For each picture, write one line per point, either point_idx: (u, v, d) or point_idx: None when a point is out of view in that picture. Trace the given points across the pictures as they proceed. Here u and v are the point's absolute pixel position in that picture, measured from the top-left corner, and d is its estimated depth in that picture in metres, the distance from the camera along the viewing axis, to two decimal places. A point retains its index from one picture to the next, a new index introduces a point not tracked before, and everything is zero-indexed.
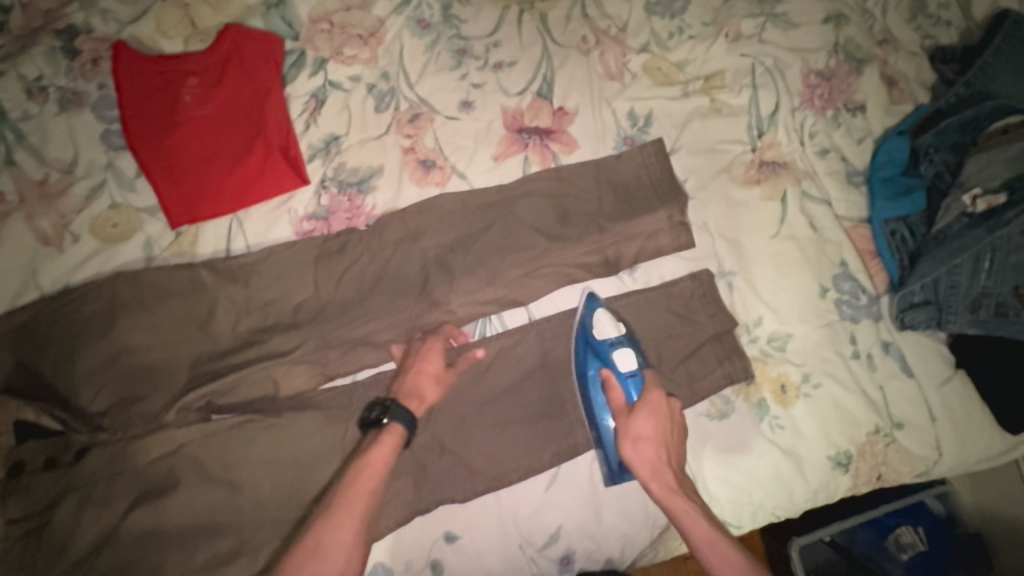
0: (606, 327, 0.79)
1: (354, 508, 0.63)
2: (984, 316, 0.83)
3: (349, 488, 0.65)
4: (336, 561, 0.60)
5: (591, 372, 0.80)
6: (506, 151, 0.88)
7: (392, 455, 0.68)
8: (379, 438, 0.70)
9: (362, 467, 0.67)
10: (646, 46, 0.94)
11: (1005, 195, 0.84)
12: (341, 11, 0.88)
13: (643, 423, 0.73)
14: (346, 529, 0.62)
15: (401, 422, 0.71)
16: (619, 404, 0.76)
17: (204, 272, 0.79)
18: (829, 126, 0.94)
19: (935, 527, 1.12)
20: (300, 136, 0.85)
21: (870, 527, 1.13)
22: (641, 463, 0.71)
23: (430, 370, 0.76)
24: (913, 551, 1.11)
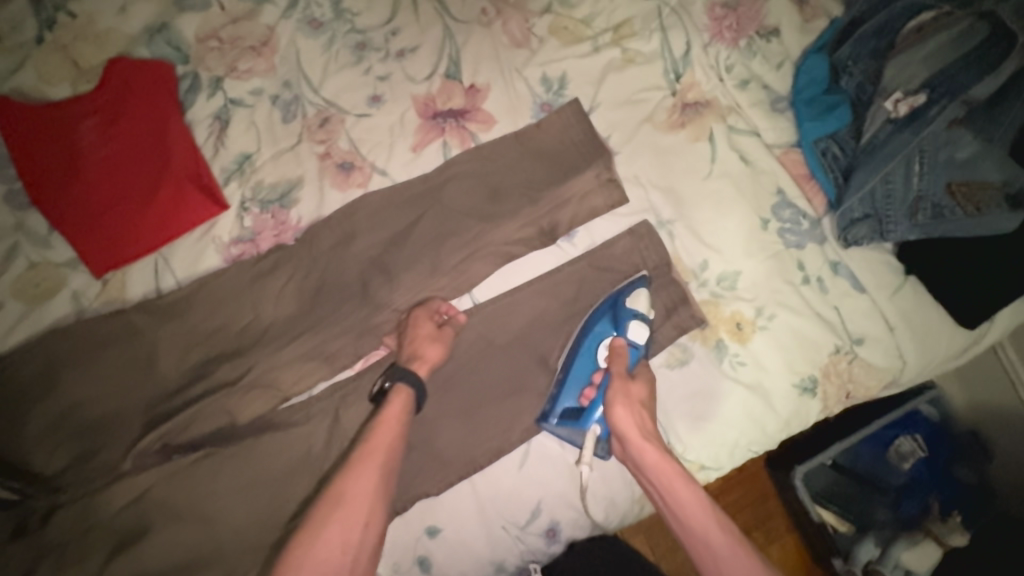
0: (642, 302, 0.81)
1: (375, 459, 0.65)
2: (923, 220, 0.83)
3: (370, 438, 0.67)
4: (359, 510, 0.62)
5: (599, 330, 0.81)
6: (424, 140, 0.86)
7: (405, 412, 0.71)
8: (388, 398, 0.72)
9: (378, 424, 0.69)
10: (549, 7, 0.92)
11: (925, 95, 0.84)
12: (228, 25, 0.86)
13: (640, 393, 0.77)
14: (368, 477, 0.64)
15: (407, 381, 0.73)
16: (619, 371, 0.78)
17: (137, 316, 0.77)
18: (745, 56, 0.93)
19: (931, 432, 1.18)
20: (210, 161, 0.83)
21: (873, 442, 1.18)
22: (626, 422, 0.74)
23: (424, 334, 0.77)
24: (914, 458, 1.16)
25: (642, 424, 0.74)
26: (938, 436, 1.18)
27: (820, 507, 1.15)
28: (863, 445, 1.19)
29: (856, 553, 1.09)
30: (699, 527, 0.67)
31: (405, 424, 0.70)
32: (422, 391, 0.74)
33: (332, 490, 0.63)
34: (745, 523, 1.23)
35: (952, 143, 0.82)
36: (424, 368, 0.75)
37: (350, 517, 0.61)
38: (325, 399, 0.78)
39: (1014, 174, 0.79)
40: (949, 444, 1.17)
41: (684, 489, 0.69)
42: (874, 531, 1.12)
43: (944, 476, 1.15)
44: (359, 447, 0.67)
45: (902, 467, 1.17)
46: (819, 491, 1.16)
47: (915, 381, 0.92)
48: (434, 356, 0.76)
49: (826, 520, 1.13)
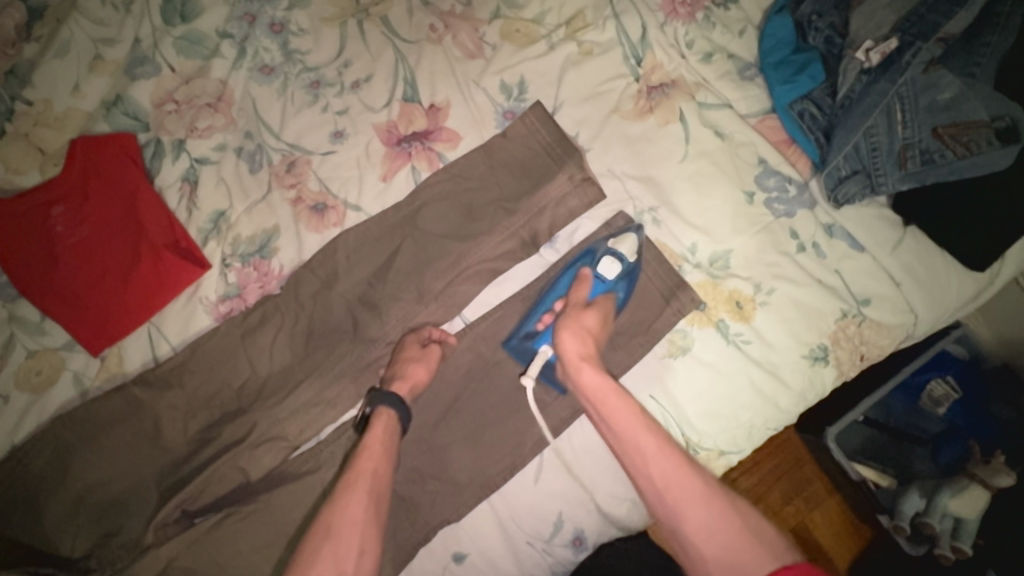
0: (624, 245, 0.80)
1: (359, 488, 0.66)
2: (913, 168, 0.80)
3: (352, 469, 0.68)
4: (352, 539, 0.62)
5: (574, 263, 0.82)
6: (392, 168, 0.85)
7: (388, 436, 0.72)
8: (370, 423, 0.73)
9: (361, 450, 0.70)
10: (497, 13, 0.90)
11: (896, 40, 0.82)
12: (182, 85, 0.86)
13: (592, 321, 0.77)
14: (357, 506, 0.65)
15: (385, 404, 0.74)
16: (578, 296, 0.79)
17: (137, 390, 0.78)
18: (704, 29, 0.90)
19: (963, 371, 1.14)
20: (186, 224, 0.83)
21: (904, 392, 1.15)
22: (572, 345, 0.75)
23: (407, 356, 0.77)
24: (948, 402, 1.12)
25: (585, 344, 0.75)
26: (971, 374, 1.14)
27: (859, 464, 1.10)
28: (895, 395, 1.15)
29: (900, 506, 1.05)
30: (633, 441, 0.67)
31: (390, 447, 0.71)
32: (403, 412, 0.74)
33: (321, 522, 0.64)
34: (783, 494, 1.20)
35: (932, 85, 0.80)
36: (406, 386, 0.75)
37: (340, 550, 0.61)
38: (334, 443, 0.79)
39: (1002, 109, 0.75)
40: (982, 382, 1.13)
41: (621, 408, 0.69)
42: (917, 482, 1.07)
43: (981, 415, 1.10)
44: (344, 476, 0.68)
45: (936, 412, 1.13)
46: (852, 449, 1.13)
47: (928, 332, 0.90)
48: (418, 375, 0.75)
49: (868, 477, 1.08)
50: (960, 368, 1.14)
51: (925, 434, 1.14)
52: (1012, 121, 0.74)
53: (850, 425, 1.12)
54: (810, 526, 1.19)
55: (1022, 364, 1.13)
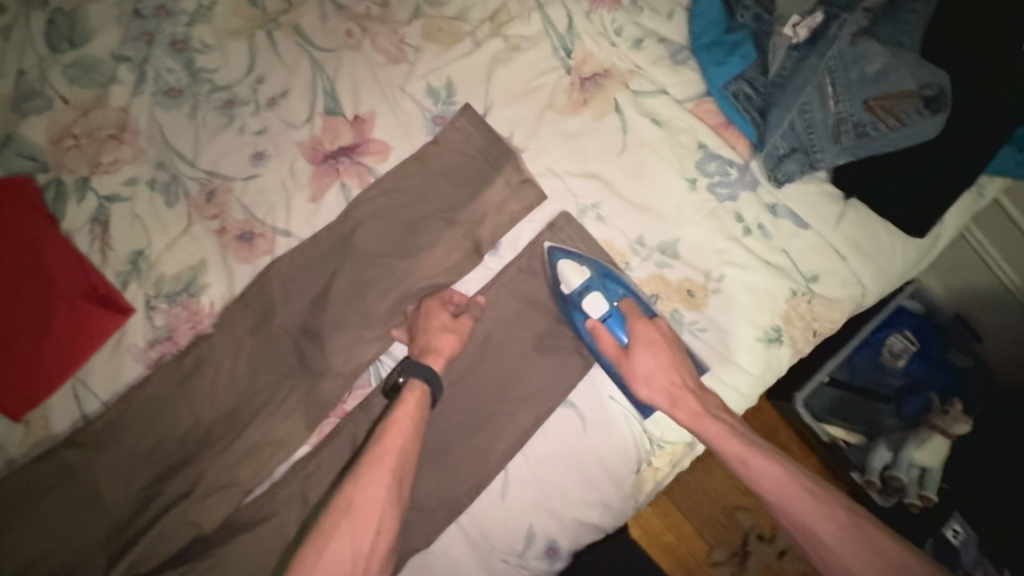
0: (573, 274, 0.79)
1: (384, 465, 0.67)
2: (849, 142, 0.80)
3: (378, 445, 0.68)
4: (370, 517, 0.65)
5: (579, 323, 0.80)
6: (321, 188, 0.80)
7: (417, 413, 0.71)
8: (401, 396, 0.72)
9: (389, 425, 0.70)
10: (417, 12, 0.86)
11: (821, 14, 0.82)
12: (79, 118, 0.79)
13: (644, 364, 0.76)
14: (380, 484, 0.67)
15: (419, 378, 0.73)
16: (613, 348, 0.78)
17: (69, 453, 0.73)
18: (632, 15, 0.88)
19: (919, 324, 1.17)
20: (102, 268, 0.77)
21: (867, 349, 1.15)
22: (659, 396, 0.76)
23: (438, 325, 0.75)
24: (908, 355, 1.15)
25: (666, 374, 0.76)
26: (928, 326, 1.17)
27: (828, 424, 1.13)
28: (858, 354, 1.16)
29: (870, 462, 1.08)
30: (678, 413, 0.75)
31: (418, 423, 0.71)
32: (435, 387, 0.74)
33: (340, 499, 0.66)
34: None
35: (860, 57, 0.80)
36: (440, 360, 0.75)
37: (358, 527, 0.65)
38: (289, 483, 0.75)
39: (929, 76, 0.76)
40: (937, 334, 1.16)
41: (804, 496, 0.70)
42: (883, 437, 1.09)
43: (940, 363, 1.14)
44: (369, 451, 0.68)
45: (898, 366, 1.15)
46: (821, 410, 1.14)
47: (878, 299, 0.90)
48: (449, 347, 0.75)
49: (835, 436, 1.11)
50: (915, 321, 1.17)
51: (888, 390, 1.15)
52: (939, 89, 0.76)
53: (816, 389, 1.14)
54: None
55: (975, 313, 1.16)
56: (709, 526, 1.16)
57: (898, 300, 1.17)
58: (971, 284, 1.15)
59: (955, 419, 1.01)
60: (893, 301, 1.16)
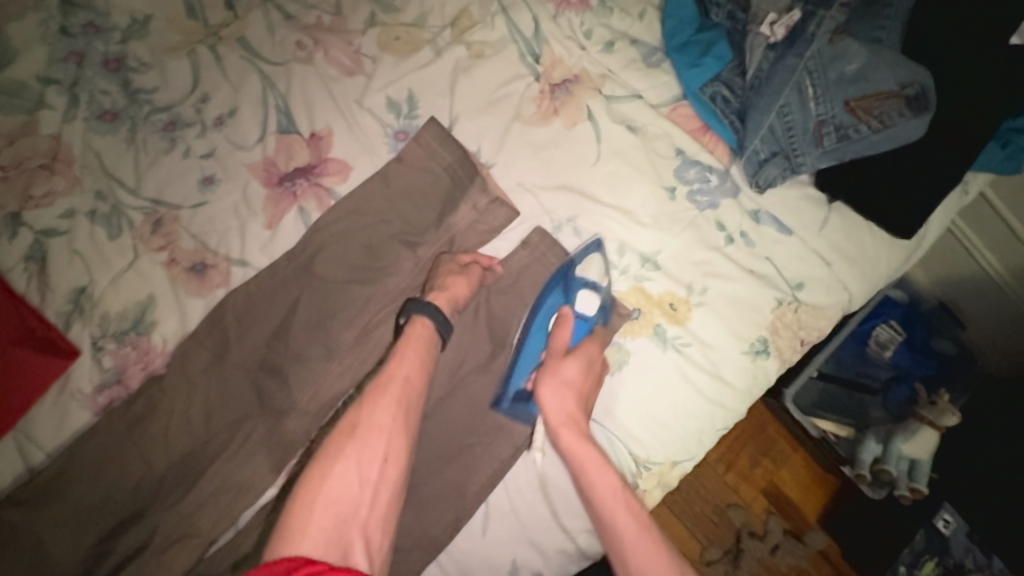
0: (592, 270, 0.78)
1: (388, 390, 0.65)
2: (831, 145, 0.77)
3: (383, 370, 0.67)
4: (376, 445, 0.62)
5: (552, 300, 0.77)
6: (277, 213, 0.75)
7: (427, 341, 0.70)
8: (404, 330, 0.71)
9: (395, 352, 0.68)
10: (372, 20, 0.80)
11: (799, 11, 0.78)
12: (4, 147, 0.72)
13: (572, 372, 0.72)
14: (384, 410, 0.64)
15: (426, 314, 0.70)
16: (561, 343, 0.75)
17: (11, 512, 0.67)
18: (601, 16, 0.83)
19: (905, 315, 1.15)
20: (40, 310, 0.71)
21: (855, 340, 1.13)
22: (557, 409, 0.70)
23: (449, 269, 0.74)
24: (894, 345, 1.13)
25: (570, 405, 0.71)
26: (913, 316, 1.16)
27: (817, 419, 1.10)
28: (845, 347, 1.14)
29: (860, 455, 1.05)
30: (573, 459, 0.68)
31: (426, 358, 0.69)
32: (444, 325, 0.71)
33: (346, 424, 0.63)
34: (750, 457, 1.19)
35: (838, 56, 0.76)
36: (445, 298, 0.72)
37: (366, 452, 0.61)
38: (255, 532, 0.71)
39: (910, 75, 0.73)
40: (922, 323, 1.15)
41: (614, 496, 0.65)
42: (872, 429, 1.07)
43: (927, 352, 1.12)
44: (377, 374, 0.67)
45: (885, 356, 1.13)
46: (810, 405, 1.11)
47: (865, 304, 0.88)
48: (460, 291, 0.73)
49: (826, 430, 1.09)
50: (901, 311, 1.15)
51: (876, 382, 1.12)
52: (920, 87, 0.73)
53: (806, 385, 1.11)
54: (779, 485, 1.18)
55: (960, 303, 1.15)
56: (702, 526, 1.14)
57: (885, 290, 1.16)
58: (956, 274, 1.13)
59: (942, 409, 1.02)
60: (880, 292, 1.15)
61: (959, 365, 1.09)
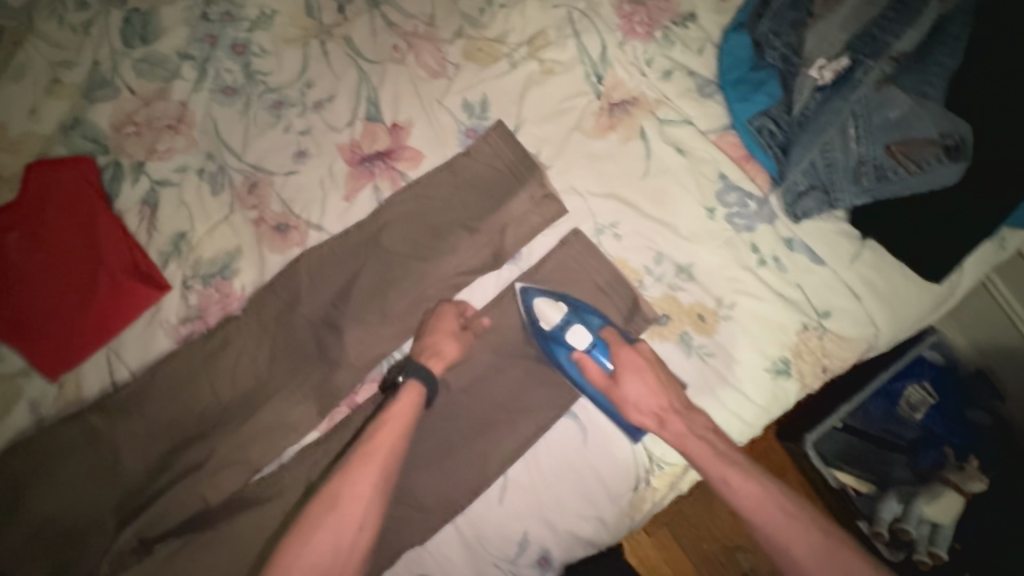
0: (550, 311, 0.82)
1: (371, 463, 0.71)
2: (868, 184, 0.82)
3: (368, 443, 0.72)
4: (352, 513, 0.68)
5: (563, 361, 0.82)
6: (355, 188, 0.85)
7: (412, 412, 0.74)
8: (397, 396, 0.76)
9: (382, 424, 0.73)
10: (460, 32, 0.91)
11: (848, 59, 0.85)
12: (142, 107, 0.86)
13: (634, 387, 0.78)
14: (367, 481, 0.70)
15: (418, 379, 0.76)
16: (600, 379, 0.81)
17: (95, 418, 0.77)
18: (664, 48, 0.92)
19: (939, 377, 1.14)
20: (146, 246, 0.83)
21: (883, 397, 1.14)
22: (645, 417, 0.78)
23: (448, 329, 0.79)
24: (926, 407, 1.12)
25: (654, 398, 0.77)
26: (948, 380, 1.14)
27: (837, 471, 1.11)
28: (873, 402, 1.15)
29: (879, 513, 1.04)
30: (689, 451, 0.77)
31: (410, 425, 0.74)
32: (432, 386, 0.77)
33: (316, 507, 0.68)
34: None
35: (883, 102, 0.82)
36: (441, 364, 0.78)
37: (342, 521, 0.67)
38: (296, 468, 0.79)
39: (951, 126, 0.77)
40: (958, 389, 1.13)
41: (780, 517, 0.74)
42: (894, 488, 1.06)
43: (959, 419, 1.10)
44: (359, 449, 0.72)
45: (914, 418, 1.12)
46: (832, 455, 1.12)
47: (891, 343, 0.90)
48: (452, 353, 0.78)
49: (846, 483, 1.09)
50: (936, 374, 1.13)
51: (903, 441, 1.12)
52: (960, 139, 0.76)
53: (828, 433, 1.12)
54: None
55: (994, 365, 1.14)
56: (709, 565, 1.12)
57: (919, 350, 1.14)
58: (993, 339, 1.12)
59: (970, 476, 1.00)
60: (914, 350, 1.13)
61: (993, 437, 1.07)
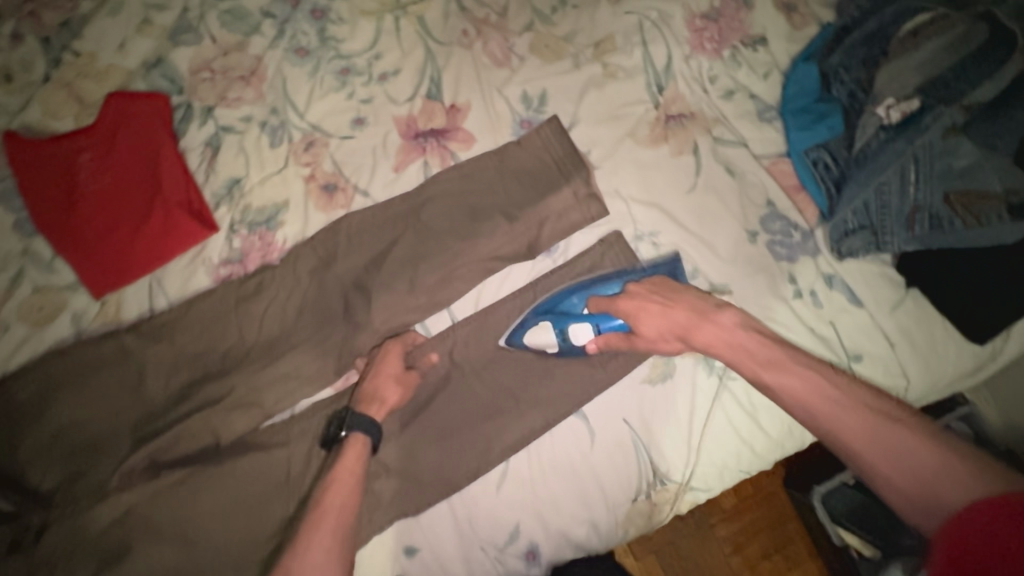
0: (542, 334, 0.81)
1: (325, 524, 0.67)
2: (921, 232, 0.80)
3: (318, 505, 0.69)
4: (309, 575, 0.62)
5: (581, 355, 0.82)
6: (405, 160, 0.87)
7: (358, 465, 0.73)
8: (341, 450, 0.74)
9: (331, 483, 0.71)
10: (529, 26, 0.93)
11: (918, 102, 0.82)
12: (220, 56, 0.90)
13: (646, 320, 0.77)
14: (321, 544, 0.65)
15: (361, 431, 0.74)
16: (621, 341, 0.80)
17: (129, 338, 0.81)
18: (729, 67, 0.92)
19: None
20: (202, 186, 0.86)
21: None
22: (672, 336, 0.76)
23: (388, 374, 0.78)
24: None
25: (665, 323, 0.76)
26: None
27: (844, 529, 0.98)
28: None
29: None
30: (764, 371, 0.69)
31: (360, 474, 0.72)
32: (376, 436, 0.75)
33: (281, 567, 0.63)
34: (763, 547, 1.10)
35: (948, 150, 0.79)
36: (383, 410, 0.77)
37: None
38: (306, 420, 0.80)
39: (1016, 183, 0.76)
40: None
41: (851, 419, 0.61)
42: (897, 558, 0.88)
43: None
44: (308, 515, 0.68)
45: None
46: (840, 512, 0.99)
47: (922, 401, 0.87)
48: (394, 398, 0.78)
49: (850, 543, 0.97)
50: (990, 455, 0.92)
51: None
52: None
53: (836, 487, 1.00)
54: None
55: None
56: None
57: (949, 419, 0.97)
58: None
59: None
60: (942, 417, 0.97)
61: None
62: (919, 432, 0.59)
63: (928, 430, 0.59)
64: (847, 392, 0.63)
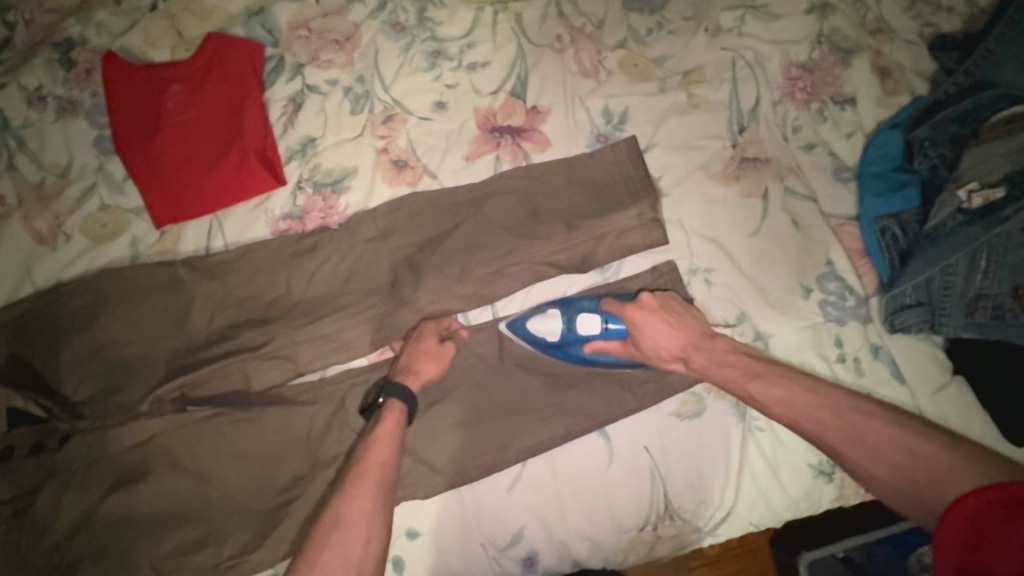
0: (552, 323, 0.80)
1: (367, 478, 0.67)
2: (980, 319, 0.78)
3: (362, 460, 0.69)
4: (358, 529, 0.63)
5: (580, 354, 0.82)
6: (478, 151, 0.88)
7: (398, 428, 0.73)
8: (382, 414, 0.74)
9: (371, 442, 0.71)
10: (623, 43, 0.93)
11: (1003, 190, 0.79)
12: (319, 17, 0.92)
13: (652, 331, 0.78)
14: (365, 496, 0.66)
15: (399, 398, 0.75)
16: (622, 348, 0.81)
17: (182, 269, 0.82)
18: (814, 120, 0.92)
19: None
20: (278, 138, 0.88)
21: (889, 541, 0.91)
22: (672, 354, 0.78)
23: (422, 349, 0.79)
24: None
25: (671, 340, 0.77)
26: None
27: None
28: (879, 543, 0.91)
29: None
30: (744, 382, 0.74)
31: (398, 441, 0.72)
32: (413, 404, 0.76)
33: (327, 515, 0.64)
34: None
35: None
36: (418, 382, 0.77)
37: (347, 539, 0.62)
38: (335, 385, 0.82)
39: None
40: None
41: (835, 419, 0.65)
42: None
43: None
44: (353, 467, 0.69)
45: None
46: None
47: None
48: (430, 372, 0.79)
49: None
50: None
51: None
52: None
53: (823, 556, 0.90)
54: None
55: None
56: None
57: None
58: None
59: None
60: None
61: None
62: (879, 420, 0.63)
63: (895, 422, 0.63)
64: (822, 395, 0.67)
